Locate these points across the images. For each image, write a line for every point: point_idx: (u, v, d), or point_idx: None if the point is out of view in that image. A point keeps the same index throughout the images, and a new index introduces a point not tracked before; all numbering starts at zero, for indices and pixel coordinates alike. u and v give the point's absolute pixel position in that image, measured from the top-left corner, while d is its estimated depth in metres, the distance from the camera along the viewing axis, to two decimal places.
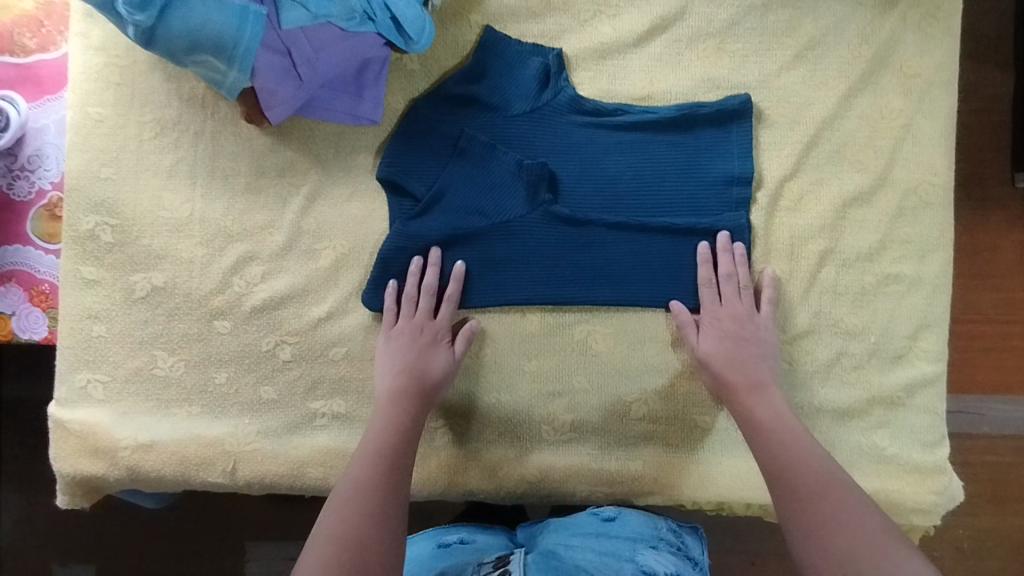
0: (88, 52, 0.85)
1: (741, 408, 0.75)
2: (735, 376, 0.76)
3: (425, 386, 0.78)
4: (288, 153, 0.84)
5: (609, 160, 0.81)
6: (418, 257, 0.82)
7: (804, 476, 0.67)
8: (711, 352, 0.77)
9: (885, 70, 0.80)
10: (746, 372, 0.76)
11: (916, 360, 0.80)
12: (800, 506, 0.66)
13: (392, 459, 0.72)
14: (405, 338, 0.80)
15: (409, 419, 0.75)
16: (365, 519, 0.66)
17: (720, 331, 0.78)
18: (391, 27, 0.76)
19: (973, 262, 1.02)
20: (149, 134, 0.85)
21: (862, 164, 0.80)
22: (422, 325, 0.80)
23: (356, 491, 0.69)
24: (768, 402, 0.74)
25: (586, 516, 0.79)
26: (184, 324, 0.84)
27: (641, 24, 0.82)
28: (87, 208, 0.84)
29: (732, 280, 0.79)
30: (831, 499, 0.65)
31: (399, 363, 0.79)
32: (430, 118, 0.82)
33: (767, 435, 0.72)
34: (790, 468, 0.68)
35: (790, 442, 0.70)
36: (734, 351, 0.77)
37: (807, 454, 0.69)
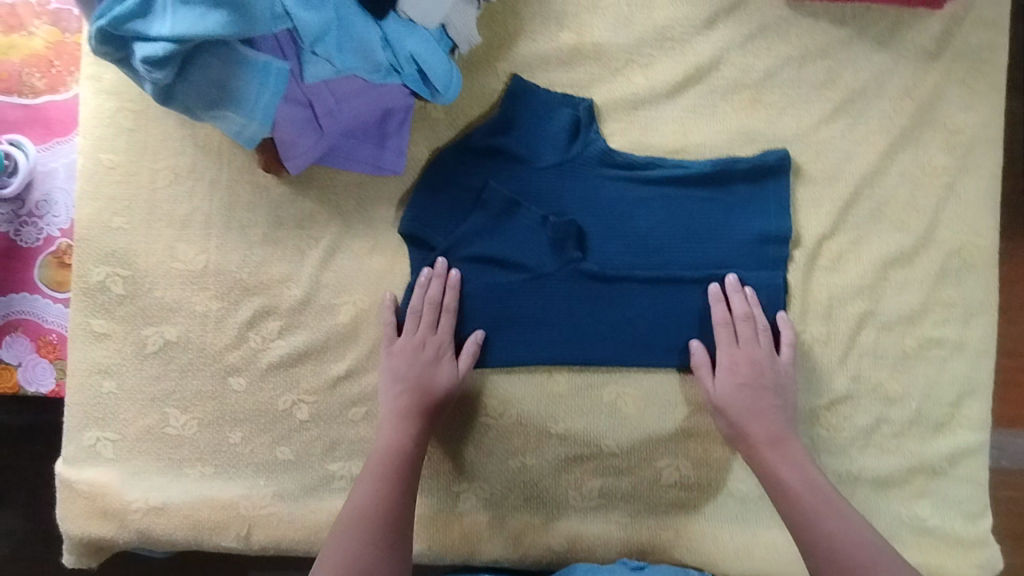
0: (99, 97, 0.81)
1: (763, 464, 0.72)
2: (757, 428, 0.73)
3: (427, 403, 0.75)
4: (307, 204, 0.81)
5: (641, 215, 0.78)
6: (427, 269, 0.78)
7: (848, 555, 0.65)
8: (727, 399, 0.74)
9: (929, 125, 0.77)
10: (755, 424, 0.73)
11: (958, 428, 0.77)
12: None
13: (392, 493, 0.71)
14: (406, 353, 0.77)
15: (410, 439, 0.74)
16: (369, 553, 0.68)
17: (738, 378, 0.75)
18: (418, 79, 0.71)
19: None
20: (162, 182, 0.81)
21: (904, 223, 0.77)
22: (429, 342, 0.77)
23: (364, 526, 0.69)
24: (786, 458, 0.71)
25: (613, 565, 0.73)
26: (197, 380, 0.81)
27: (675, 74, 0.79)
28: (98, 259, 0.81)
29: (749, 322, 0.76)
30: (877, 570, 0.64)
31: (403, 380, 0.76)
32: (455, 170, 0.79)
33: (794, 502, 0.69)
34: (832, 544, 0.66)
35: (826, 513, 0.68)
36: (756, 395, 0.74)
37: (846, 522, 0.67)
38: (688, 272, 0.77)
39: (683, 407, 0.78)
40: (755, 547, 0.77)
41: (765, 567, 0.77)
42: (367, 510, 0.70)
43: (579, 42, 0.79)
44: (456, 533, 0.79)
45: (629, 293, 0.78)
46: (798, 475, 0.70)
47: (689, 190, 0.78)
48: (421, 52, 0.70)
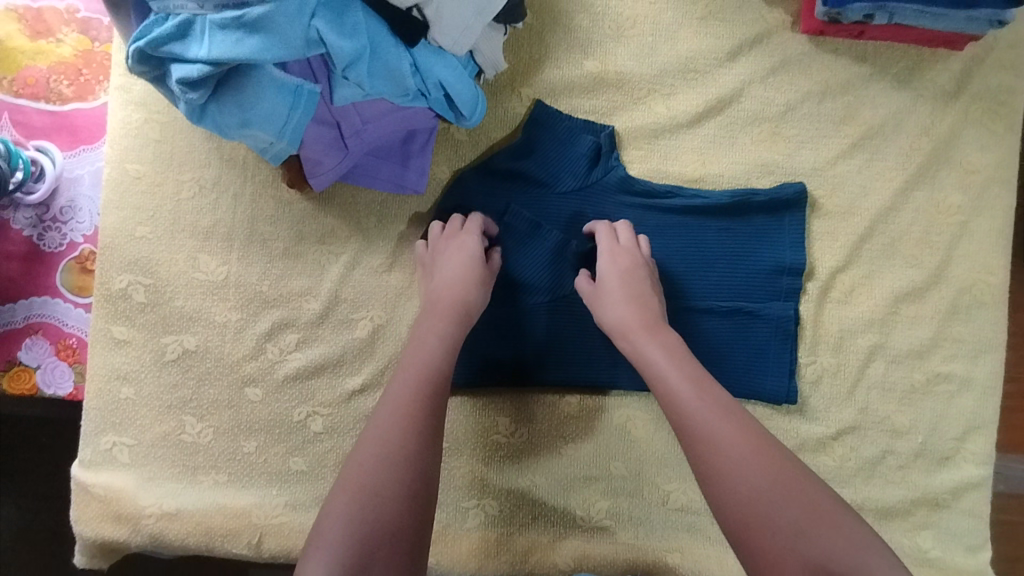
0: (127, 107, 0.83)
1: (643, 355, 0.67)
2: (637, 316, 0.70)
3: (465, 317, 0.71)
4: (328, 219, 0.83)
5: (657, 242, 0.79)
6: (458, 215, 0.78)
7: (721, 457, 0.58)
8: (611, 288, 0.72)
9: (945, 164, 0.78)
10: (634, 313, 0.70)
11: (963, 463, 0.78)
12: (749, 517, 0.55)
13: (426, 381, 0.64)
14: (449, 267, 0.74)
15: (434, 341, 0.68)
16: (394, 466, 0.58)
17: (619, 269, 0.73)
18: (445, 104, 0.73)
19: None
20: (186, 193, 0.83)
21: (916, 259, 0.78)
22: (459, 247, 0.75)
23: (386, 438, 0.60)
24: (662, 345, 0.67)
25: None
26: (214, 390, 0.82)
27: (696, 104, 0.80)
28: (121, 267, 0.83)
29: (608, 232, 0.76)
30: (760, 490, 0.55)
31: (444, 287, 0.73)
32: (476, 192, 0.80)
33: (677, 400, 0.62)
34: (716, 449, 0.58)
35: (709, 411, 0.60)
36: (632, 284, 0.72)
37: (744, 435, 0.58)
38: (701, 300, 0.78)
39: None
40: None
41: None
42: (393, 414, 0.61)
43: (603, 70, 0.80)
44: (464, 551, 0.79)
45: None
46: (690, 384, 0.62)
47: (706, 219, 0.79)
48: (449, 80, 0.71)
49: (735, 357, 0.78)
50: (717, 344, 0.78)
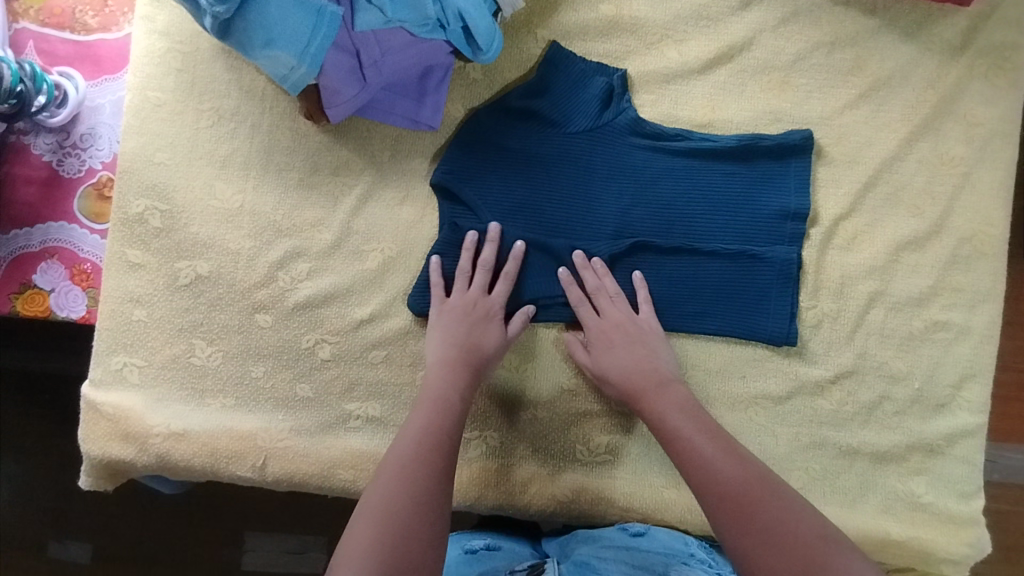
0: (151, 36, 0.85)
1: (653, 414, 0.71)
2: (642, 383, 0.74)
3: (475, 351, 0.76)
4: (343, 152, 0.84)
5: (664, 185, 0.81)
6: (475, 233, 0.80)
7: (725, 491, 0.60)
8: (607, 365, 0.76)
9: (950, 116, 0.80)
10: (640, 381, 0.74)
11: (958, 411, 0.79)
12: (739, 515, 0.59)
13: (444, 421, 0.68)
14: (458, 310, 0.78)
15: (457, 392, 0.71)
16: (417, 479, 0.62)
17: (610, 343, 0.77)
18: (462, 36, 0.75)
19: None
20: (205, 122, 0.84)
21: (919, 209, 0.80)
22: (474, 300, 0.78)
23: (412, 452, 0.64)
24: (670, 403, 0.71)
25: (614, 531, 0.77)
26: (225, 315, 0.84)
27: (707, 51, 0.82)
28: (138, 192, 0.84)
29: (601, 293, 0.79)
30: (744, 497, 0.60)
31: (451, 337, 0.76)
32: (489, 129, 0.82)
33: (682, 445, 0.67)
34: (704, 469, 0.63)
35: (711, 453, 0.64)
36: (632, 365, 0.75)
37: (733, 458, 0.63)
38: (706, 241, 0.80)
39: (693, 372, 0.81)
40: None
41: None
42: (413, 444, 0.65)
43: (618, 14, 0.82)
44: (465, 478, 0.80)
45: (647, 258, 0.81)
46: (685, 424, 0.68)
47: (713, 163, 0.81)
48: (467, 8, 0.74)
49: (737, 299, 0.80)
50: (720, 286, 0.80)
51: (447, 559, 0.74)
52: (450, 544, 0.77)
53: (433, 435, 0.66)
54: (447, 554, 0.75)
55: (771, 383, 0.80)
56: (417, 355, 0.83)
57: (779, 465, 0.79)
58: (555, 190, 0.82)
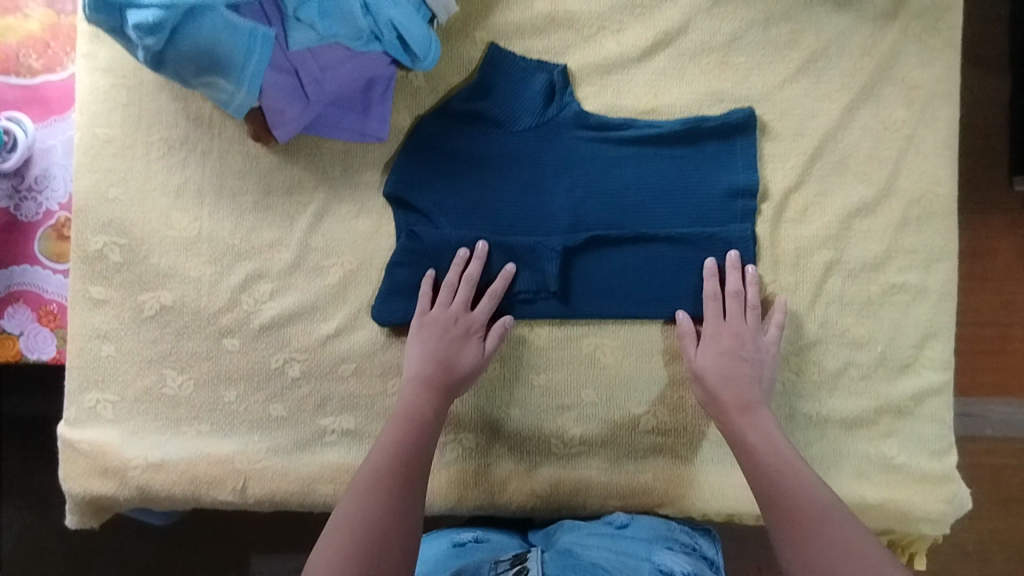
0: (94, 73, 0.85)
1: (734, 430, 0.74)
2: (727, 394, 0.75)
3: (449, 368, 0.77)
4: (295, 170, 0.85)
5: (613, 175, 0.82)
6: (464, 249, 0.81)
7: (800, 507, 0.64)
8: (707, 368, 0.77)
9: (889, 81, 0.80)
10: (726, 395, 0.75)
11: (923, 370, 0.80)
12: (800, 540, 0.62)
13: (414, 438, 0.71)
14: (438, 325, 0.79)
15: (430, 407, 0.74)
16: (384, 496, 0.65)
17: (719, 347, 0.77)
18: (398, 45, 0.77)
19: (976, 264, 1.04)
20: (156, 153, 0.85)
21: (866, 175, 0.81)
22: (455, 316, 0.79)
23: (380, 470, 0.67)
24: (754, 423, 0.73)
25: (599, 523, 0.77)
26: (192, 342, 0.84)
27: (645, 39, 0.82)
28: (95, 228, 0.85)
29: (739, 298, 0.79)
30: (805, 522, 0.63)
31: (431, 353, 0.78)
32: (435, 134, 0.83)
33: (757, 463, 0.69)
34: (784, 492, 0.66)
35: (788, 473, 0.67)
36: (742, 374, 0.76)
37: (808, 485, 0.66)
38: (661, 226, 0.81)
39: (659, 356, 0.82)
40: (730, 487, 0.81)
41: (739, 506, 0.80)
42: (383, 460, 0.68)
43: (553, 10, 0.83)
44: (443, 482, 0.81)
45: (603, 248, 0.82)
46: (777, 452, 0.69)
47: (660, 149, 0.82)
48: (400, 19, 0.75)
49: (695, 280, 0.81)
50: (677, 269, 0.81)
51: (436, 552, 0.75)
52: (438, 539, 0.78)
53: (404, 451, 0.70)
54: (436, 548, 0.76)
55: None
56: (386, 364, 0.83)
57: None
58: (508, 190, 0.82)
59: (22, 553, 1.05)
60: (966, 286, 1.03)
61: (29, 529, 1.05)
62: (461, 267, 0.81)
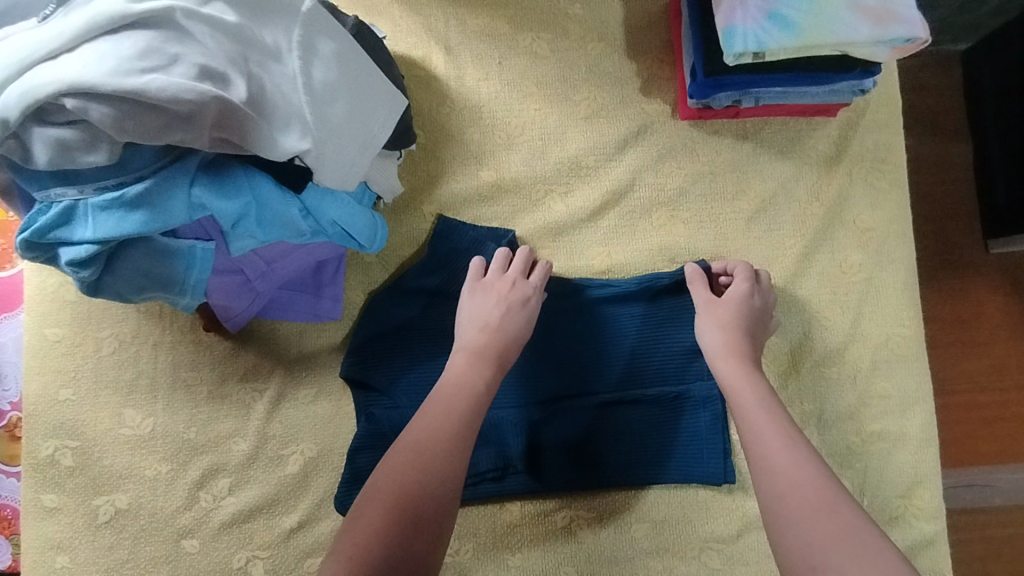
0: (43, 273, 0.84)
1: (728, 383, 0.67)
2: (727, 363, 0.68)
3: (505, 354, 0.71)
4: (249, 357, 0.83)
5: (573, 338, 0.80)
6: (507, 248, 0.78)
7: (784, 483, 0.57)
8: (713, 343, 0.71)
9: (840, 225, 0.80)
10: (718, 347, 0.70)
11: (915, 521, 0.76)
12: (786, 533, 0.54)
13: (458, 431, 0.63)
14: (493, 292, 0.75)
15: (480, 382, 0.68)
16: (421, 474, 0.59)
17: (751, 309, 0.73)
18: (343, 236, 0.75)
19: (961, 330, 0.98)
20: (107, 350, 0.83)
21: (830, 321, 0.79)
22: (511, 284, 0.75)
23: (419, 440, 0.62)
24: (750, 376, 0.66)
25: None
26: (151, 547, 0.80)
27: (593, 199, 0.82)
28: (46, 433, 0.82)
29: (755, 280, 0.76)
30: (795, 509, 0.55)
31: (478, 320, 0.73)
32: (388, 311, 0.81)
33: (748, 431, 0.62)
34: (776, 472, 0.58)
35: (777, 445, 0.60)
36: (740, 312, 0.72)
37: (798, 459, 0.58)
38: (628, 390, 0.79)
39: (637, 525, 0.78)
40: None
41: None
42: (420, 442, 0.62)
43: (499, 178, 0.83)
44: None
45: (568, 415, 0.79)
46: (774, 422, 0.61)
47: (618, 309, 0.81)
48: None
49: (667, 443, 0.78)
50: (648, 433, 0.79)
51: None
52: None
53: (451, 421, 0.64)
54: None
55: (718, 523, 0.78)
56: None
57: None
58: None
59: None
60: (950, 354, 0.99)
61: None
62: (508, 256, 0.78)
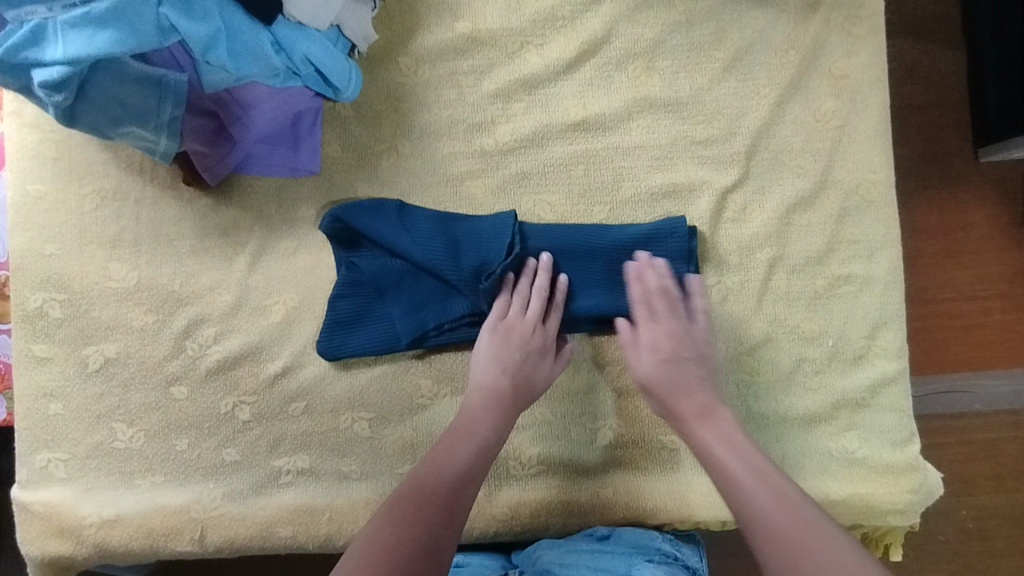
0: (21, 130, 0.85)
1: (691, 435, 0.69)
2: (683, 403, 0.71)
3: (527, 362, 0.75)
4: (229, 212, 0.84)
5: (545, 188, 0.82)
6: (532, 261, 0.79)
7: (735, 471, 0.63)
8: (655, 377, 0.73)
9: (815, 74, 0.81)
10: (679, 397, 0.71)
11: (876, 359, 0.79)
12: (745, 512, 0.60)
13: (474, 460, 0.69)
14: (516, 331, 0.76)
15: (493, 426, 0.71)
16: (444, 475, 0.66)
17: (661, 353, 0.74)
18: (317, 79, 0.75)
19: (948, 239, 1.05)
20: (90, 206, 0.84)
21: (801, 169, 0.80)
22: (529, 345, 0.76)
23: (450, 452, 0.68)
24: (711, 426, 0.68)
25: (580, 537, 0.78)
26: (140, 394, 0.83)
27: (569, 50, 0.82)
28: (35, 286, 0.84)
29: (665, 295, 0.76)
30: (740, 493, 0.62)
31: (500, 362, 0.75)
32: (365, 157, 0.83)
33: (691, 433, 0.69)
34: (750, 494, 0.61)
35: (719, 445, 0.66)
36: (678, 333, 0.75)
37: (742, 450, 0.65)
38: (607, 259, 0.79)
39: (610, 367, 0.81)
40: (692, 496, 0.79)
41: (704, 514, 0.79)
42: (423, 481, 0.66)
43: (475, 30, 0.82)
44: None
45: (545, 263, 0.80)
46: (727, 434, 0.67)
47: (592, 161, 0.82)
48: (315, 54, 0.73)
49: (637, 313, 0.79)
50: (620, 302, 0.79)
51: None
52: None
53: (476, 430, 0.71)
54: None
55: None
56: (337, 400, 0.82)
57: None
58: (458, 238, 0.80)
59: None
60: (934, 267, 1.05)
61: None
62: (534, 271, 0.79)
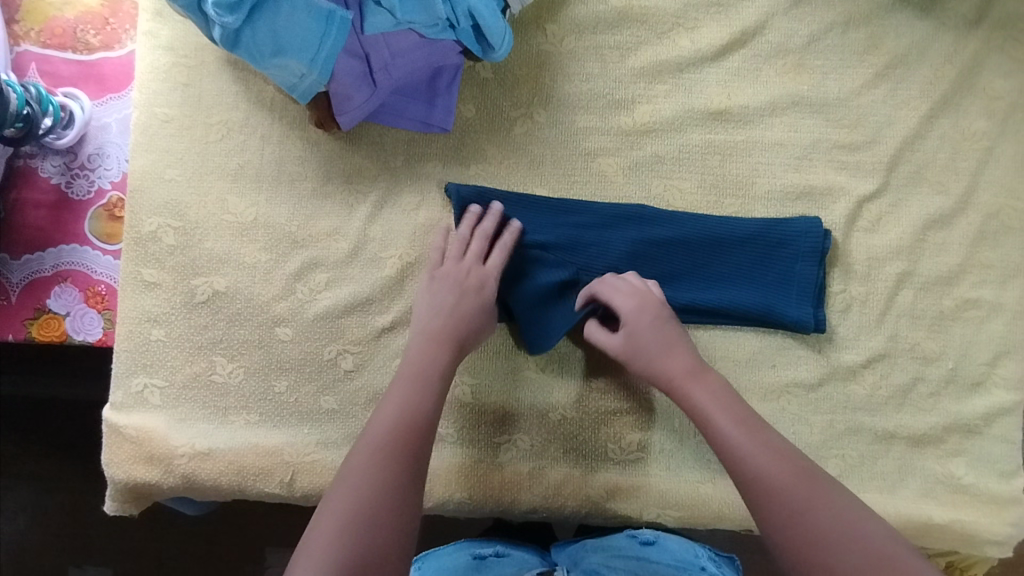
0: (156, 51, 0.84)
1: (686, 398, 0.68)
2: (674, 363, 0.69)
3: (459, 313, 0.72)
4: (355, 159, 0.83)
5: (677, 174, 0.81)
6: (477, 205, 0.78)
7: (778, 479, 0.59)
8: (643, 334, 0.71)
9: (969, 91, 0.79)
10: (668, 359, 0.70)
11: (994, 389, 0.78)
12: (790, 521, 0.57)
13: (416, 411, 0.63)
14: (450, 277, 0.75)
15: (428, 369, 0.67)
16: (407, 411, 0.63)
17: (649, 316, 0.72)
18: (471, 35, 0.74)
19: None
20: (215, 136, 0.83)
21: (943, 187, 0.79)
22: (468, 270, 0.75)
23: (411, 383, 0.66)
24: (708, 387, 0.67)
25: (624, 539, 0.78)
26: (244, 330, 0.82)
27: (721, 37, 0.81)
28: (151, 210, 0.83)
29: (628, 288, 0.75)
30: (791, 501, 0.57)
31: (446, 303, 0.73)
32: (499, 119, 0.82)
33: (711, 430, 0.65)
34: (799, 502, 0.57)
35: (752, 446, 0.61)
36: (644, 301, 0.73)
37: (777, 452, 0.61)
38: (735, 252, 0.78)
39: (722, 363, 0.78)
40: None
41: None
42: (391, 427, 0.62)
43: (628, 5, 0.81)
44: (496, 483, 0.79)
45: (672, 249, 0.78)
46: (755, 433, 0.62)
47: (729, 152, 0.80)
48: (477, 7, 0.72)
49: (760, 310, 0.77)
50: (743, 297, 0.78)
51: (458, 565, 0.76)
52: (459, 551, 0.79)
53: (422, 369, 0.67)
54: (455, 560, 0.77)
55: (802, 370, 0.78)
56: None
57: (815, 454, 0.77)
58: (584, 214, 0.79)
59: (62, 528, 1.06)
60: None
61: (69, 500, 1.06)
62: (477, 218, 0.78)
